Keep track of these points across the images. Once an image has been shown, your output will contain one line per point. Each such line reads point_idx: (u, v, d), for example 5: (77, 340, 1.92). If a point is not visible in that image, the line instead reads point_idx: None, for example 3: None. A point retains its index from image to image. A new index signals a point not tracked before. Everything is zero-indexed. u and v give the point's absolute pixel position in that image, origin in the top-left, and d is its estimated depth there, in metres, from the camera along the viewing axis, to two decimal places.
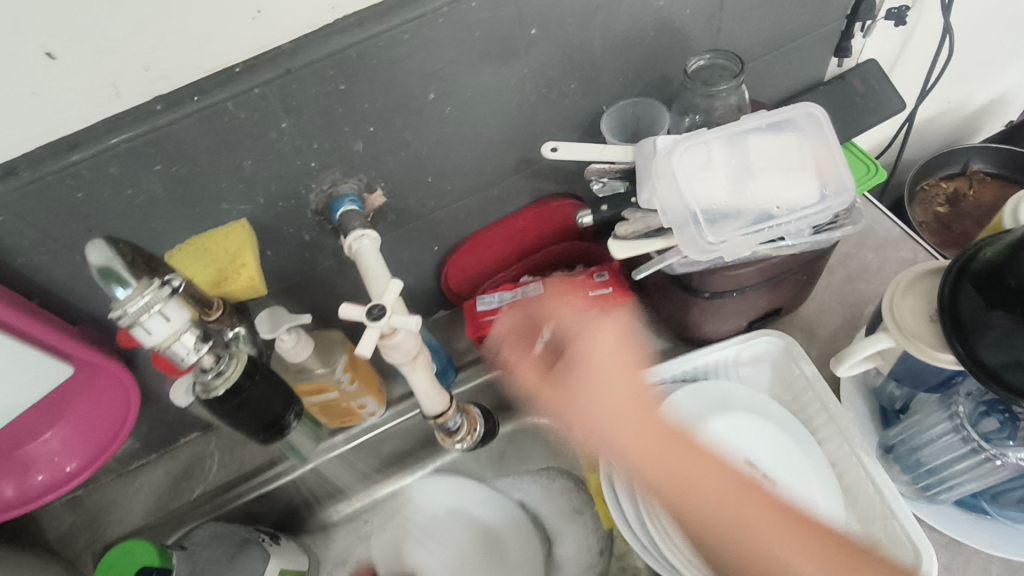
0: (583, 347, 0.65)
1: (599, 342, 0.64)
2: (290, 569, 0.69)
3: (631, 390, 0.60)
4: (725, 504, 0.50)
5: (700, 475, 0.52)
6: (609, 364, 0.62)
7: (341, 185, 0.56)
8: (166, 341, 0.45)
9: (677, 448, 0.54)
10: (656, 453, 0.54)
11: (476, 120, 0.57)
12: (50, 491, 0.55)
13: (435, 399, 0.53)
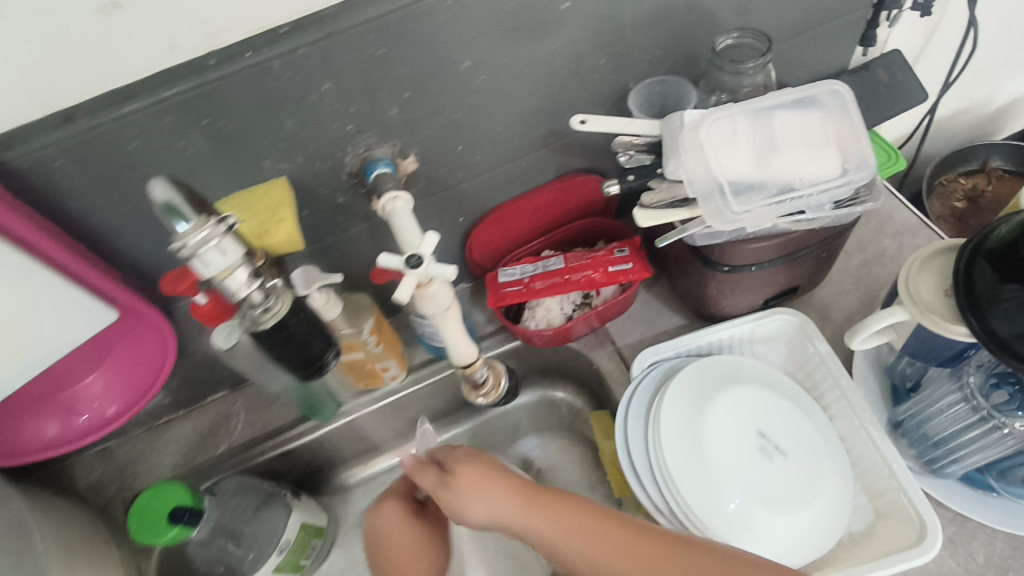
0: (475, 511, 0.53)
1: (483, 490, 0.53)
2: (310, 522, 0.73)
3: (513, 506, 0.53)
4: (612, 561, 0.48)
5: (586, 536, 0.50)
6: (492, 491, 0.53)
7: (376, 150, 0.58)
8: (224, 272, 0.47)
9: (532, 512, 0.52)
10: (535, 526, 0.52)
11: (507, 91, 0.59)
12: (93, 431, 0.57)
13: (467, 348, 0.59)
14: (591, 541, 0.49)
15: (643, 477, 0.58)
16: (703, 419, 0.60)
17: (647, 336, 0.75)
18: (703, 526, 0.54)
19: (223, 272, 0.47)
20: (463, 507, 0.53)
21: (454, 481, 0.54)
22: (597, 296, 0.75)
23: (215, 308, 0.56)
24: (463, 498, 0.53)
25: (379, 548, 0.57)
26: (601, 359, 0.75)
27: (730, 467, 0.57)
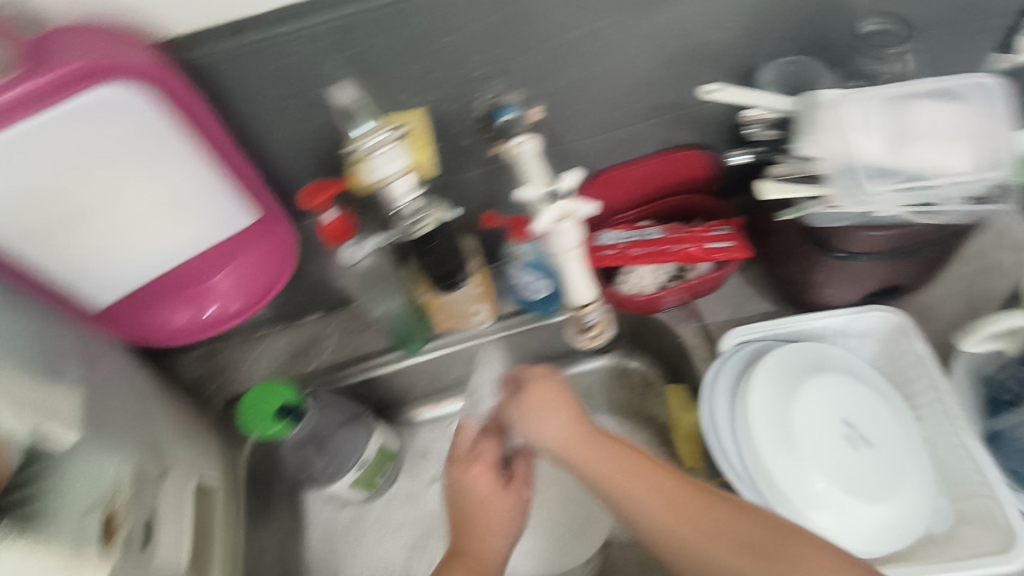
0: (538, 430, 0.57)
1: (549, 411, 0.58)
2: (388, 447, 0.78)
3: (577, 433, 0.56)
4: (653, 502, 0.50)
5: (636, 472, 0.52)
6: (559, 414, 0.57)
7: (504, 96, 0.59)
8: (388, 177, 0.54)
9: (592, 444, 0.55)
10: (590, 456, 0.54)
11: (642, 51, 0.59)
12: (217, 325, 0.62)
13: (584, 287, 0.63)
14: (638, 481, 0.51)
15: (726, 447, 0.59)
16: (794, 400, 0.60)
17: (735, 318, 0.75)
18: (781, 498, 0.55)
19: (388, 177, 0.54)
20: (534, 424, 0.58)
21: (529, 402, 0.59)
22: (691, 270, 0.75)
23: (341, 227, 0.60)
24: (534, 416, 0.58)
25: (462, 507, 0.60)
26: (686, 335, 0.75)
27: (814, 449, 0.57)
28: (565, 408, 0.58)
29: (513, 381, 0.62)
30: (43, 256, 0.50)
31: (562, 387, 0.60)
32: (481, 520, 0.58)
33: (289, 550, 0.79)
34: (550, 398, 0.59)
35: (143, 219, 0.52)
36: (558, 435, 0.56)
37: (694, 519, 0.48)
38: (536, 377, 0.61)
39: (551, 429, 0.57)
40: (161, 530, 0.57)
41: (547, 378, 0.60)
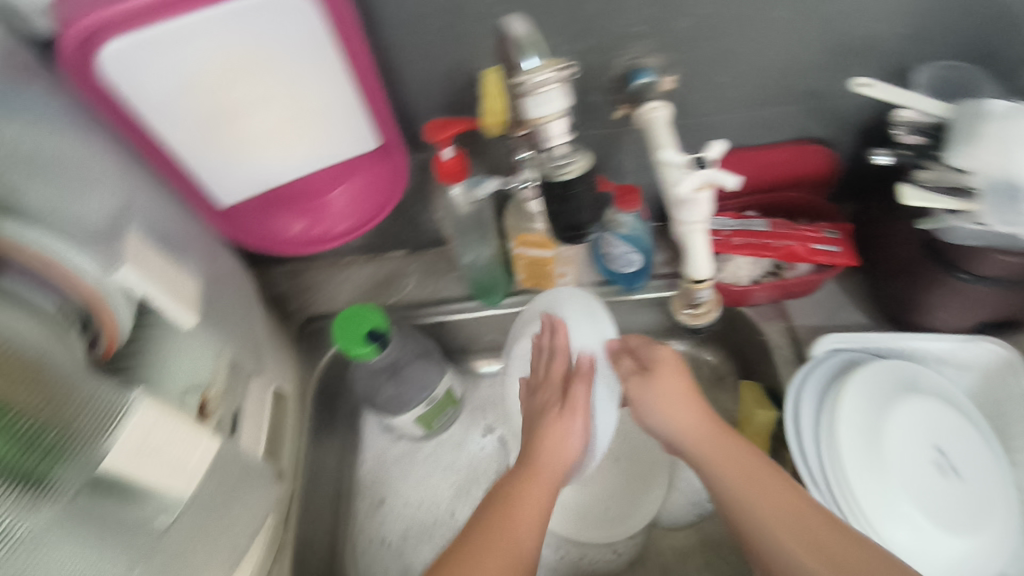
0: (651, 406, 0.56)
1: (666, 390, 0.56)
2: (453, 391, 0.79)
3: (706, 426, 0.55)
4: (775, 510, 0.49)
5: (763, 478, 0.50)
6: (676, 394, 0.56)
7: (644, 59, 0.57)
8: (545, 122, 0.40)
9: (707, 432, 0.54)
10: (702, 443, 0.54)
11: (796, 30, 0.57)
12: (324, 242, 0.64)
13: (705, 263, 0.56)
14: (759, 486, 0.50)
15: (807, 452, 0.58)
16: (887, 415, 0.58)
17: (826, 325, 0.73)
18: (857, 509, 0.54)
19: (544, 121, 0.40)
20: (659, 409, 0.56)
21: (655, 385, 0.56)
22: (789, 269, 0.73)
23: (458, 165, 0.61)
24: (659, 403, 0.56)
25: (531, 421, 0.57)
26: (771, 334, 0.73)
27: (901, 466, 0.56)
28: (681, 389, 0.56)
29: (628, 348, 0.59)
30: (186, 148, 0.52)
31: (683, 368, 0.58)
32: (543, 436, 0.54)
33: (345, 468, 0.82)
34: (667, 376, 0.57)
35: (282, 125, 0.54)
36: (671, 415, 0.56)
37: (815, 534, 0.47)
38: (665, 358, 0.58)
39: (665, 408, 0.56)
40: (244, 424, 0.60)
41: (668, 356, 0.58)
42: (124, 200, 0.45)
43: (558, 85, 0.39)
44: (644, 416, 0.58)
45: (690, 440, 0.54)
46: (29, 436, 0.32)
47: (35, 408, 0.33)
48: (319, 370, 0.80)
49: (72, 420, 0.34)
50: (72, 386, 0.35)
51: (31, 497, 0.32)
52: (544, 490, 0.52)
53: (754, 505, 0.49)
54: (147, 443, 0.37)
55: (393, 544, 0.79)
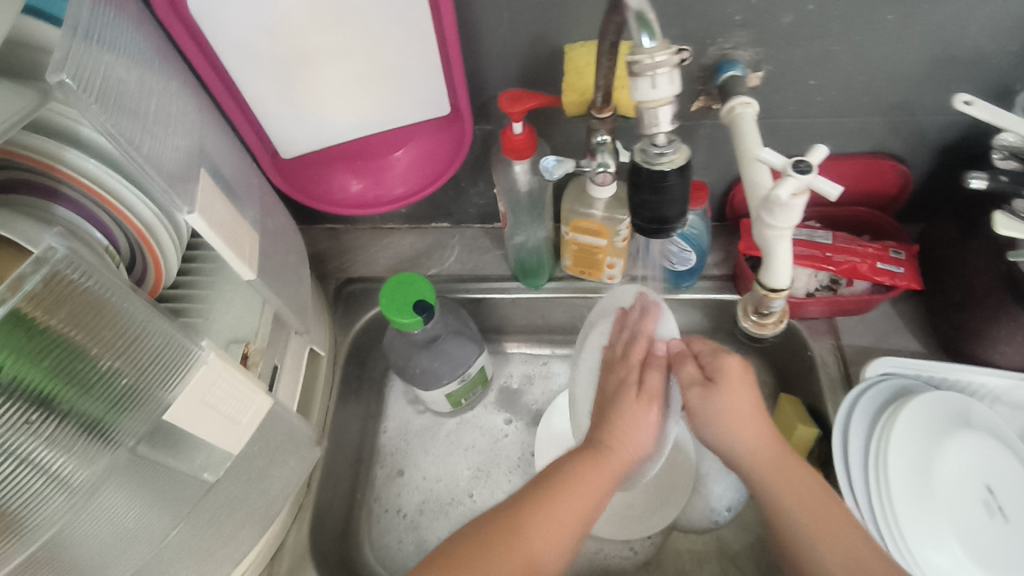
0: (715, 414, 0.53)
1: (734, 400, 0.53)
2: (485, 369, 0.78)
3: (768, 447, 0.52)
4: (816, 524, 0.48)
5: (809, 493, 0.49)
6: (745, 406, 0.53)
7: (739, 51, 0.56)
8: (652, 106, 0.37)
9: (769, 448, 0.52)
10: (763, 458, 0.52)
11: (896, 37, 0.54)
12: (377, 205, 0.61)
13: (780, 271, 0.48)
14: (803, 500, 0.49)
15: (853, 477, 0.57)
16: (941, 447, 0.57)
17: (878, 347, 0.71)
18: (898, 536, 0.54)
19: (652, 104, 0.38)
20: (724, 420, 0.53)
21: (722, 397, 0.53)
22: (846, 287, 0.71)
23: (526, 142, 0.58)
24: (725, 418, 0.53)
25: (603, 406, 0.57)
26: (818, 350, 0.71)
27: (948, 499, 0.55)
28: (749, 402, 0.54)
29: (698, 350, 0.57)
30: (258, 92, 0.50)
31: (754, 384, 0.55)
32: (617, 420, 0.54)
33: (367, 434, 0.81)
34: (737, 387, 0.54)
35: (356, 81, 0.51)
36: (733, 426, 0.53)
37: (856, 557, 0.46)
38: (733, 370, 0.55)
39: (729, 418, 0.53)
40: (281, 381, 0.59)
41: (741, 369, 0.55)
42: (199, 142, 0.44)
43: (672, 69, 0.36)
44: (698, 422, 0.55)
45: (750, 453, 0.52)
46: (101, 382, 0.31)
47: (111, 355, 0.31)
48: (353, 334, 0.79)
49: (143, 369, 0.33)
50: (146, 332, 0.32)
51: (95, 438, 0.32)
52: (603, 477, 0.52)
53: (811, 525, 0.48)
54: (209, 397, 0.36)
55: (408, 517, 0.77)
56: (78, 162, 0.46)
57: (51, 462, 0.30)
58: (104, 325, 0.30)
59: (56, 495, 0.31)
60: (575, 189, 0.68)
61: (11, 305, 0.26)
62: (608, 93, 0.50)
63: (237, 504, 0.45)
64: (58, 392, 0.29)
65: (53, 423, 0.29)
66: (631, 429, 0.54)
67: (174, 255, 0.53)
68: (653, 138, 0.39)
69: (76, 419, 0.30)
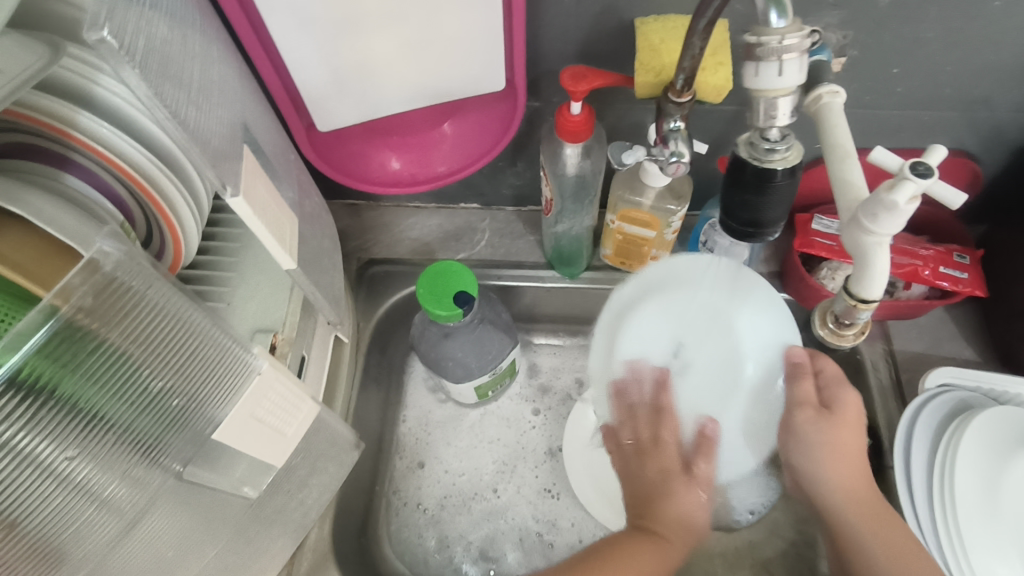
0: (825, 449, 0.51)
1: (846, 440, 0.52)
2: (515, 361, 0.74)
3: (858, 484, 0.51)
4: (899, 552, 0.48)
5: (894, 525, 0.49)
6: (849, 443, 0.52)
7: (826, 33, 0.51)
8: (771, 95, 0.34)
9: (857, 490, 0.51)
10: (850, 497, 0.51)
11: (997, 26, 0.50)
12: (415, 184, 0.56)
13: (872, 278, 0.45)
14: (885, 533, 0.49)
15: (915, 494, 0.55)
16: (1010, 465, 0.54)
17: (932, 354, 0.67)
18: (962, 556, 0.51)
19: (771, 94, 0.34)
20: (829, 457, 0.51)
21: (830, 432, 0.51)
22: (903, 290, 0.67)
23: (583, 124, 0.53)
24: (831, 453, 0.51)
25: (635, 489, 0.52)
26: (868, 354, 0.68)
27: (1016, 519, 0.53)
28: (850, 440, 0.52)
29: (818, 373, 0.53)
30: (299, 57, 0.45)
31: (861, 424, 0.53)
32: (671, 493, 0.50)
33: (387, 423, 0.76)
34: (850, 423, 0.52)
35: (407, 50, 0.46)
36: (833, 462, 0.51)
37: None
38: (851, 407, 0.52)
39: (835, 460, 0.51)
40: (308, 372, 0.54)
41: (856, 405, 0.53)
42: (241, 114, 0.39)
43: (801, 54, 0.32)
44: (795, 448, 0.52)
45: (839, 492, 0.51)
46: (153, 401, 0.29)
47: (165, 372, 0.29)
48: (376, 319, 0.74)
49: (195, 386, 0.31)
50: (202, 347, 0.31)
51: (146, 461, 0.30)
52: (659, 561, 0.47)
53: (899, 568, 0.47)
54: (258, 411, 0.35)
55: (429, 512, 0.72)
56: (92, 126, 0.40)
57: (102, 487, 0.28)
58: (159, 340, 0.28)
59: (107, 521, 0.29)
60: (626, 174, 0.63)
61: (64, 315, 0.24)
62: (690, 76, 0.44)
63: (265, 501, 0.41)
64: (110, 408, 0.27)
65: (102, 443, 0.27)
66: (679, 507, 0.49)
67: (196, 234, 0.47)
68: (764, 132, 0.38)
69: (128, 439, 0.29)
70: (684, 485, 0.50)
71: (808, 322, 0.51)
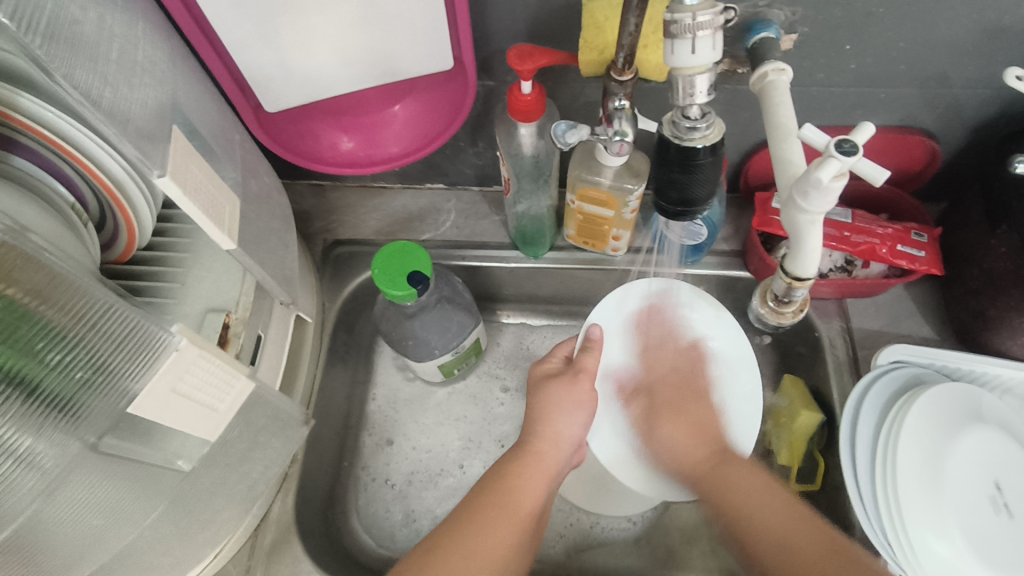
0: (672, 440, 0.59)
1: (677, 424, 0.60)
2: (479, 340, 0.74)
3: (695, 452, 0.58)
4: (765, 515, 0.52)
5: (731, 479, 0.56)
6: (688, 421, 0.60)
7: (773, 10, 0.50)
8: (688, 72, 0.35)
9: (711, 454, 0.58)
10: (698, 454, 0.58)
11: (946, 2, 0.49)
12: (370, 164, 0.57)
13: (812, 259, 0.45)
14: (742, 493, 0.54)
15: (859, 466, 0.56)
16: (950, 438, 0.55)
17: (889, 332, 0.68)
18: (899, 527, 0.52)
19: (689, 71, 0.35)
20: (670, 441, 0.60)
21: (667, 433, 0.60)
22: (861, 269, 0.68)
23: (534, 103, 0.53)
24: (674, 440, 0.59)
25: (538, 408, 0.61)
26: (826, 332, 0.68)
27: (953, 491, 0.54)
28: (688, 420, 0.60)
29: (671, 381, 0.62)
30: (236, 37, 0.45)
31: (694, 398, 0.61)
32: (555, 398, 0.60)
33: (355, 400, 0.77)
34: (693, 403, 0.61)
35: (348, 29, 0.46)
36: (676, 435, 0.60)
37: (782, 520, 0.51)
38: (678, 424, 0.60)
39: (676, 444, 0.59)
40: (263, 352, 0.55)
41: (687, 386, 0.62)
42: (171, 95, 0.39)
43: (714, 31, 0.34)
44: (656, 439, 0.60)
45: (687, 467, 0.58)
46: (61, 363, 0.30)
47: (74, 334, 0.30)
48: (341, 300, 0.75)
49: (108, 353, 0.32)
50: (110, 316, 0.31)
51: (61, 424, 0.31)
52: (550, 468, 0.58)
53: (722, 479, 0.56)
54: (181, 385, 0.35)
55: (397, 487, 0.73)
56: (37, 111, 0.39)
57: (18, 446, 0.29)
58: (54, 305, 0.30)
59: (28, 480, 0.30)
60: (582, 154, 0.63)
61: None
62: (631, 54, 0.44)
63: (203, 474, 0.42)
64: (18, 368, 0.28)
65: (10, 404, 0.28)
66: (555, 425, 0.59)
67: (150, 217, 0.47)
68: (685, 110, 0.40)
69: (40, 399, 0.30)
70: (573, 387, 0.61)
71: (754, 303, 0.53)
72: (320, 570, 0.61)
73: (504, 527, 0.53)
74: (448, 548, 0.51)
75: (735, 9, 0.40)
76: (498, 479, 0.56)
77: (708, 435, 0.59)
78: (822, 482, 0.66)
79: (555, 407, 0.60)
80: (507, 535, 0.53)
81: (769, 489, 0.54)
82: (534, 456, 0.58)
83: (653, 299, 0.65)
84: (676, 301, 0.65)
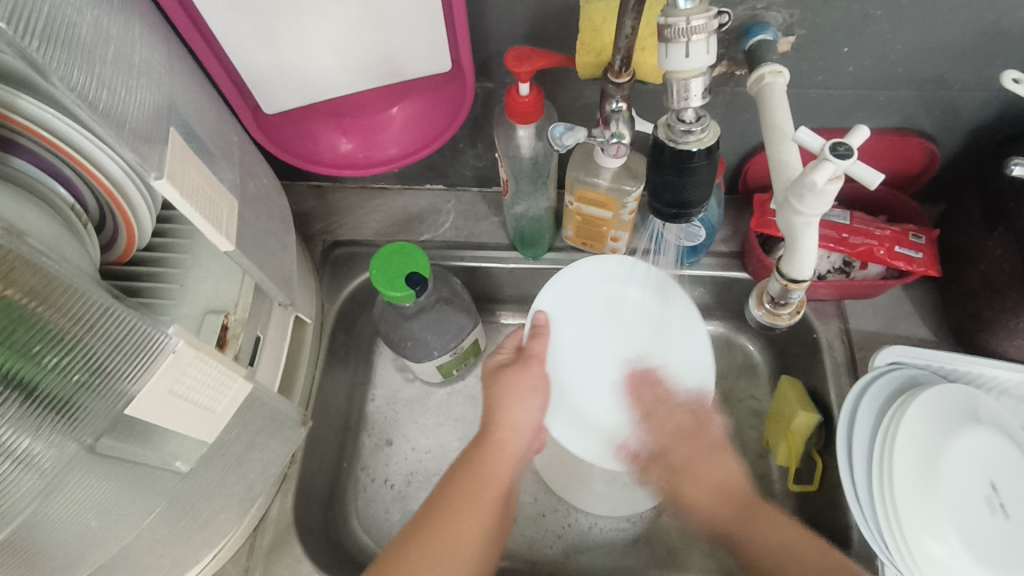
0: (697, 493, 0.62)
1: (702, 481, 0.62)
2: (478, 341, 0.74)
3: (718, 503, 0.60)
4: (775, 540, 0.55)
5: (752, 526, 0.57)
6: (715, 476, 0.62)
7: (770, 12, 0.51)
8: (682, 76, 0.36)
9: (728, 505, 0.60)
10: (726, 485, 0.61)
11: (943, 4, 0.49)
12: (369, 166, 0.57)
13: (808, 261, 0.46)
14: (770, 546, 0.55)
15: (856, 467, 0.56)
16: (947, 440, 0.55)
17: (887, 333, 0.68)
18: (895, 529, 0.52)
19: (683, 75, 0.36)
20: (693, 493, 0.62)
21: (694, 487, 0.62)
22: (860, 270, 0.68)
23: (532, 105, 0.53)
24: (695, 491, 0.62)
25: (492, 399, 0.61)
26: (824, 333, 0.68)
27: (950, 493, 0.54)
28: (708, 475, 0.62)
29: (693, 441, 0.63)
30: (235, 40, 0.45)
31: (719, 461, 0.63)
32: (506, 390, 0.61)
33: (354, 401, 0.77)
34: (714, 462, 0.63)
35: (346, 32, 0.46)
36: (693, 488, 0.62)
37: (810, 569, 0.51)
38: (704, 472, 0.62)
39: (693, 491, 0.62)
40: (262, 352, 0.55)
41: (697, 447, 0.63)
42: (170, 98, 0.39)
43: (708, 36, 0.34)
44: (683, 492, 0.63)
45: (705, 502, 0.61)
46: (58, 365, 0.30)
47: (72, 337, 0.30)
48: (341, 300, 0.75)
49: (105, 354, 0.32)
50: (108, 318, 0.32)
51: (59, 425, 0.31)
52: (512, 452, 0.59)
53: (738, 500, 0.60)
54: (178, 386, 0.35)
55: (396, 487, 0.74)
56: (36, 113, 0.39)
57: (17, 447, 0.29)
58: (52, 308, 0.29)
59: (25, 479, 0.30)
60: (580, 156, 0.63)
61: None
62: (627, 57, 0.45)
63: (200, 475, 0.43)
64: (15, 369, 0.29)
65: (9, 406, 0.28)
66: (510, 411, 0.60)
67: (150, 219, 0.48)
68: (680, 114, 0.40)
69: (39, 401, 0.30)
70: (524, 373, 0.62)
71: (749, 304, 0.53)
72: (318, 570, 0.61)
73: (473, 518, 0.53)
74: (423, 535, 0.51)
75: (730, 12, 0.40)
76: (465, 467, 0.57)
77: (724, 487, 0.61)
78: (820, 483, 0.66)
79: (508, 394, 0.61)
80: (476, 521, 0.53)
81: (779, 522, 0.56)
82: (494, 444, 0.59)
83: (608, 282, 0.66)
84: (643, 285, 0.66)
